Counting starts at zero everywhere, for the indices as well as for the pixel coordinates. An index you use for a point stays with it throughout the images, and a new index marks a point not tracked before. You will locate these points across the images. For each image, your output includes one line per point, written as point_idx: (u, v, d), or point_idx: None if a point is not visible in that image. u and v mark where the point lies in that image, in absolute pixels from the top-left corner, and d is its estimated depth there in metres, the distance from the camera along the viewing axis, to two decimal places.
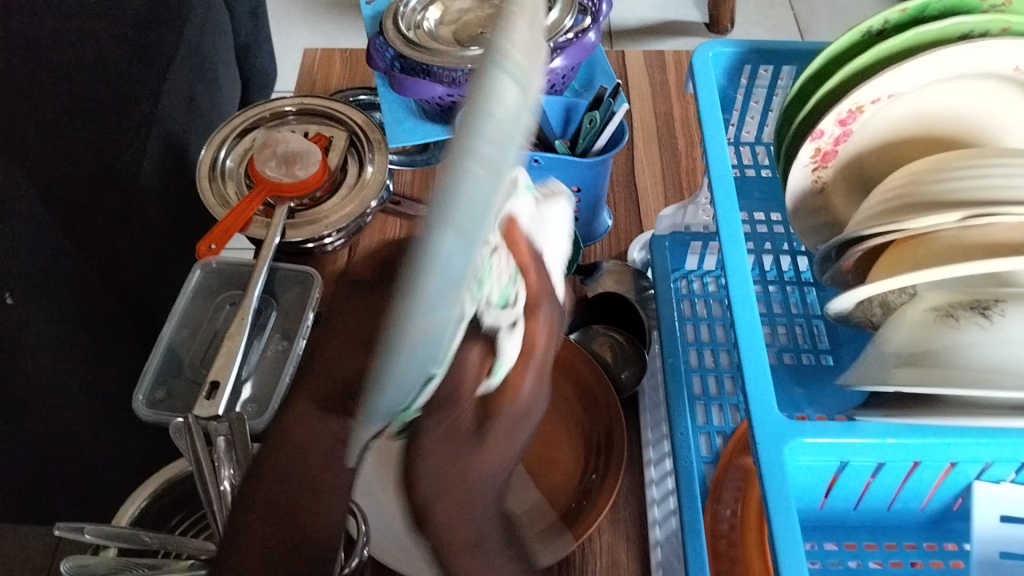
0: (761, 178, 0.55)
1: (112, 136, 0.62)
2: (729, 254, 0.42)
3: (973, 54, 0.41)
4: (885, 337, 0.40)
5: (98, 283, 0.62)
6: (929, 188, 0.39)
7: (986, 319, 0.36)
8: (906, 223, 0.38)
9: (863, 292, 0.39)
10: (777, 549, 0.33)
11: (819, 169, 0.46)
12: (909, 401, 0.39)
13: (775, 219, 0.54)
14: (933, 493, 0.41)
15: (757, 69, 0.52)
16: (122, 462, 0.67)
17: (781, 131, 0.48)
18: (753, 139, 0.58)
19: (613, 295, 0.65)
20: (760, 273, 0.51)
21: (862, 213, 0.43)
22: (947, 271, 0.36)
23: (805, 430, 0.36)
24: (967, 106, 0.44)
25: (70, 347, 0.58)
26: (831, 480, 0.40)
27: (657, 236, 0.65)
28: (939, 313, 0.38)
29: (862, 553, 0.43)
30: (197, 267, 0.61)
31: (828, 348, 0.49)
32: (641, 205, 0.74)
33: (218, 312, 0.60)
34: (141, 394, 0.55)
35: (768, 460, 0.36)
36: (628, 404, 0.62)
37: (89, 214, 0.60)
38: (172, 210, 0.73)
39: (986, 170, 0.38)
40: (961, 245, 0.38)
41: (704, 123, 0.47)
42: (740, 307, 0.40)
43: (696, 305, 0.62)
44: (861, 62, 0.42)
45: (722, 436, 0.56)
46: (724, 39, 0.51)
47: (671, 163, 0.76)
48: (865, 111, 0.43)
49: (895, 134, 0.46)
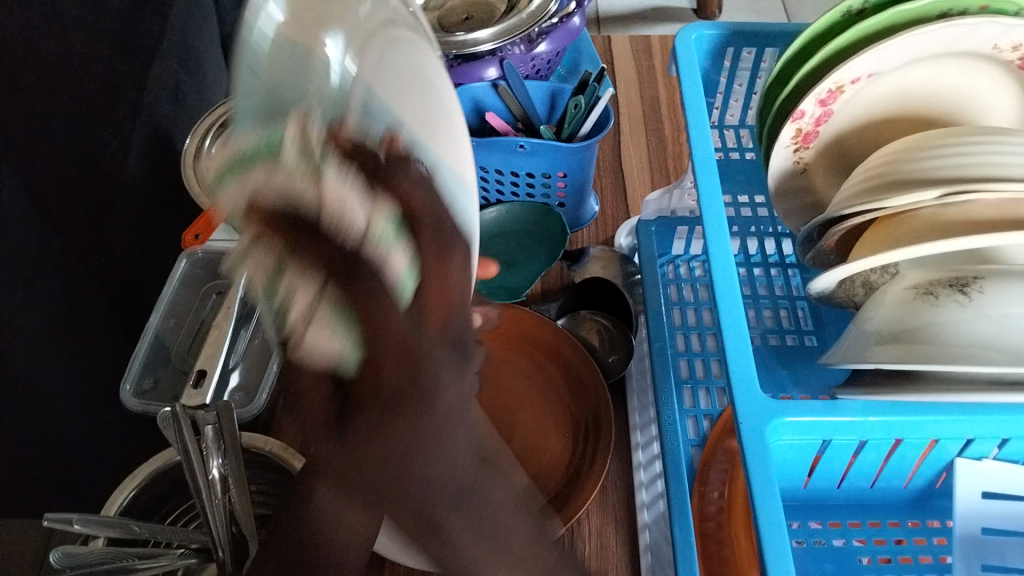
0: (745, 162, 0.55)
1: (96, 127, 0.61)
2: (711, 237, 0.42)
3: (951, 33, 0.41)
4: (866, 316, 0.40)
5: (83, 274, 0.62)
6: (908, 167, 0.39)
7: (964, 296, 0.36)
8: (886, 201, 0.38)
9: (844, 271, 0.39)
10: (761, 528, 0.33)
11: (801, 149, 0.46)
12: (891, 379, 0.40)
13: (759, 202, 0.54)
14: (916, 471, 0.42)
15: (739, 51, 0.52)
16: (111, 454, 0.67)
17: (763, 112, 0.48)
18: (737, 122, 0.58)
19: (599, 279, 0.65)
20: (745, 256, 0.51)
21: (843, 193, 0.43)
22: (926, 249, 0.36)
23: (788, 409, 0.37)
24: (946, 85, 0.45)
25: (57, 339, 0.58)
26: (813, 459, 0.40)
27: (643, 221, 0.65)
28: (919, 290, 0.38)
29: (847, 532, 0.43)
30: (183, 256, 0.61)
31: (812, 329, 0.49)
32: (628, 190, 0.74)
33: (204, 302, 0.60)
34: (129, 384, 0.55)
35: (751, 440, 0.36)
36: (616, 388, 0.62)
37: (74, 206, 0.60)
38: (157, 201, 0.72)
39: (964, 148, 0.38)
40: (940, 223, 0.38)
41: (687, 106, 0.47)
42: (722, 289, 0.40)
43: (682, 289, 0.62)
44: (841, 42, 0.42)
45: (708, 419, 0.56)
46: (706, 22, 0.51)
47: (658, 148, 0.76)
48: (845, 91, 0.43)
49: (876, 114, 0.46)
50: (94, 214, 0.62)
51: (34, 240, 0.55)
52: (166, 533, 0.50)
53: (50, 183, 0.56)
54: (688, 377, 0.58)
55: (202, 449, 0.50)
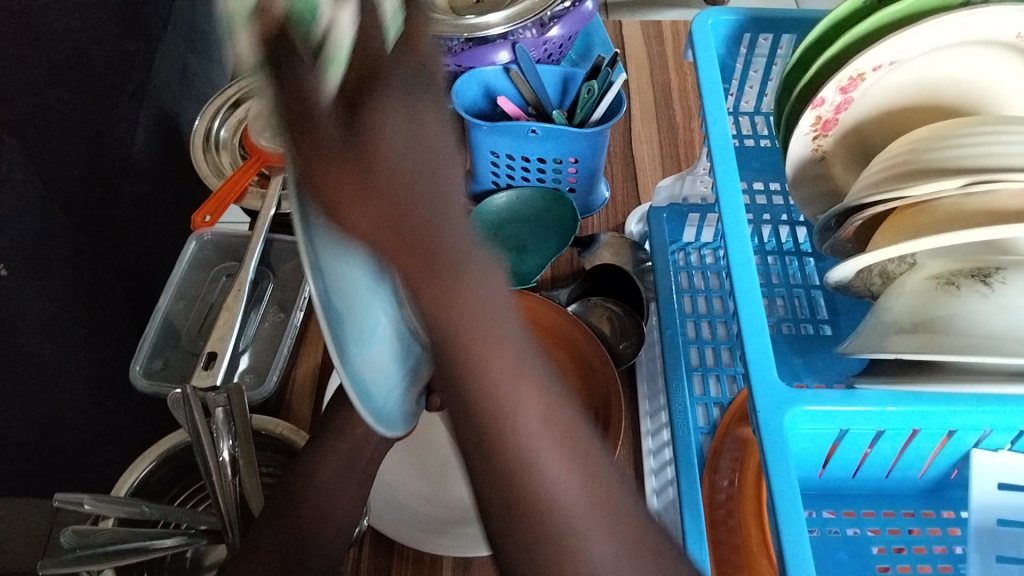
0: (761, 149, 0.55)
1: (103, 108, 0.61)
2: (729, 224, 0.42)
3: (976, 21, 0.41)
4: (885, 306, 0.40)
5: (94, 254, 0.61)
6: (930, 156, 0.39)
7: (986, 287, 0.36)
8: (907, 189, 0.38)
9: (863, 260, 0.39)
10: (778, 515, 0.33)
11: (819, 137, 0.46)
12: (909, 368, 0.40)
13: (774, 189, 0.53)
14: (932, 461, 0.41)
15: (756, 37, 0.51)
16: (122, 436, 0.66)
17: (780, 100, 0.48)
18: (752, 109, 0.58)
19: (609, 267, 0.64)
20: (759, 243, 0.51)
21: (863, 182, 0.42)
22: (948, 239, 0.36)
23: (806, 398, 0.37)
24: (967, 74, 0.44)
25: (70, 324, 0.58)
26: (830, 448, 0.40)
27: (655, 208, 0.65)
28: (940, 281, 0.38)
29: (860, 521, 0.43)
30: (193, 237, 0.61)
31: (827, 318, 0.49)
32: (639, 176, 0.73)
33: (214, 283, 0.60)
34: (138, 364, 0.55)
35: (767, 428, 0.36)
36: (626, 374, 0.62)
37: (82, 184, 0.59)
38: (162, 181, 0.73)
39: (987, 137, 0.38)
40: (963, 213, 0.38)
41: (704, 92, 0.47)
42: (739, 274, 0.40)
43: (694, 277, 0.62)
44: (860, 30, 0.42)
45: (719, 407, 0.56)
46: (723, 7, 0.50)
47: (669, 135, 0.75)
48: (866, 78, 0.43)
49: (895, 103, 0.46)
50: (105, 193, 0.62)
51: (48, 221, 0.55)
52: (176, 514, 0.51)
53: (60, 164, 0.56)
54: (697, 365, 0.58)
55: (213, 430, 0.50)
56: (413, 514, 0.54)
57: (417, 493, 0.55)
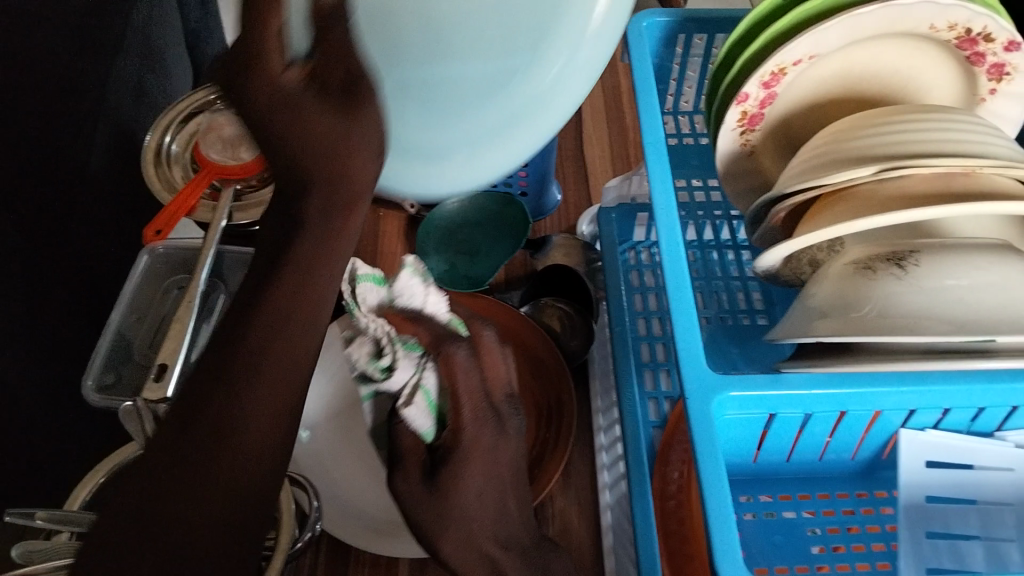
0: (700, 147, 0.56)
1: (60, 128, 0.61)
2: (660, 215, 0.43)
3: (888, 14, 0.42)
4: (810, 292, 0.41)
5: (50, 273, 0.61)
6: (847, 145, 0.40)
7: (901, 270, 0.37)
8: (825, 178, 0.39)
9: (785, 248, 0.40)
10: (708, 501, 0.34)
11: (746, 132, 0.47)
12: (832, 352, 0.40)
13: (711, 186, 0.55)
14: (862, 443, 0.42)
15: (690, 38, 0.52)
16: (78, 447, 0.67)
17: (711, 97, 0.49)
18: (692, 108, 0.59)
19: (562, 268, 0.66)
20: (697, 239, 0.52)
21: (787, 172, 0.43)
22: (863, 224, 0.37)
23: (733, 384, 0.37)
24: (885, 64, 0.45)
25: (29, 342, 0.58)
26: (761, 434, 0.40)
27: (604, 208, 0.65)
28: (858, 265, 0.39)
29: (797, 504, 0.44)
30: (143, 252, 0.60)
31: (762, 309, 0.50)
32: (590, 179, 0.75)
33: (166, 296, 0.60)
34: (90, 378, 0.54)
35: (696, 413, 0.37)
36: (579, 373, 0.63)
37: (39, 207, 0.59)
38: (115, 196, 0.72)
39: (901, 126, 0.39)
40: (877, 200, 0.39)
41: (637, 90, 0.48)
42: (670, 264, 0.41)
43: (642, 274, 0.63)
44: (781, 25, 0.43)
45: (669, 401, 0.56)
46: (658, 9, 0.51)
47: (619, 138, 0.77)
48: (787, 73, 0.44)
49: (819, 96, 0.47)
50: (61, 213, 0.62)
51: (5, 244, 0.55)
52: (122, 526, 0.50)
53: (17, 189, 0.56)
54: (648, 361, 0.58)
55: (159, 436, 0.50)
56: (367, 517, 0.56)
57: (377, 500, 0.57)
